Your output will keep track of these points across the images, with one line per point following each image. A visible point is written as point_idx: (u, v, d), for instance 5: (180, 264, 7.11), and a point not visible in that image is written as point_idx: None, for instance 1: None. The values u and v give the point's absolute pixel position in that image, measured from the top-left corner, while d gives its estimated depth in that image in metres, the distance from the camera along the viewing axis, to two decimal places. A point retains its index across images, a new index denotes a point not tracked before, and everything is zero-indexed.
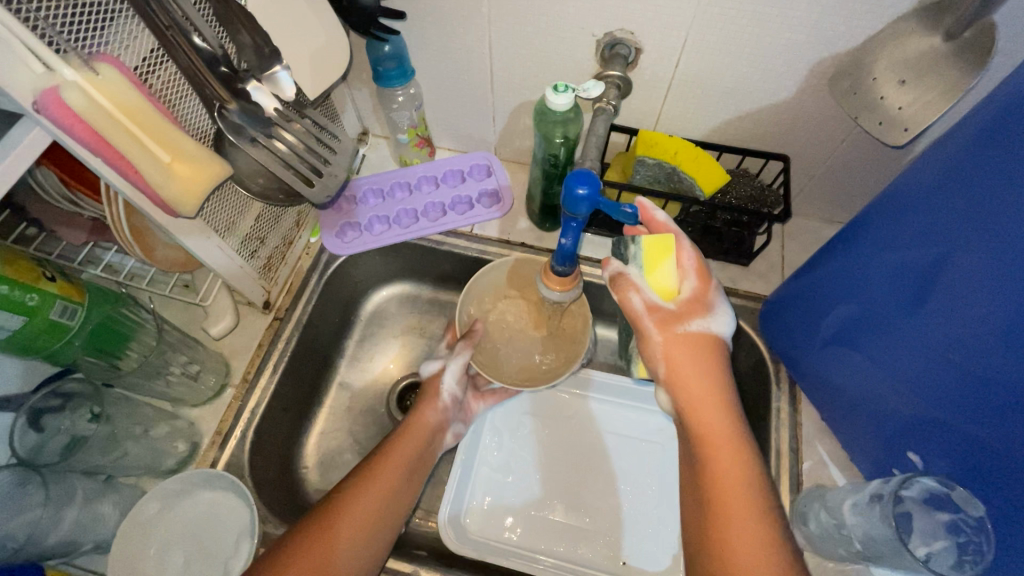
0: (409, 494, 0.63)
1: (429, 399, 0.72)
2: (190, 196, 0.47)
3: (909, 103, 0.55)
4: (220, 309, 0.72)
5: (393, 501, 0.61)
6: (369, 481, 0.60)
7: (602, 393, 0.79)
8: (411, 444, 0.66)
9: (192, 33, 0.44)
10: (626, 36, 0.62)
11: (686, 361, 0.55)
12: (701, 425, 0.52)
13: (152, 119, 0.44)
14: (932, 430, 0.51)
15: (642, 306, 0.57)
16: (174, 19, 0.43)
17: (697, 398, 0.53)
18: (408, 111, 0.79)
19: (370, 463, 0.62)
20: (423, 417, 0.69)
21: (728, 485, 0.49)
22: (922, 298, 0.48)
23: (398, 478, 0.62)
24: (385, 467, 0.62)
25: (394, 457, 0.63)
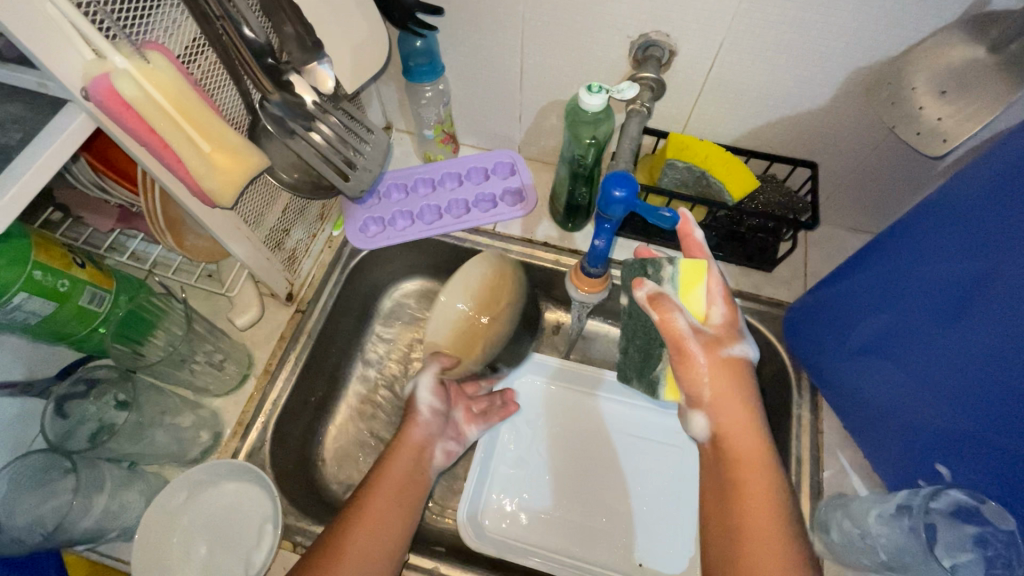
0: (409, 513, 0.61)
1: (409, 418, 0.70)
2: (228, 185, 0.46)
3: (949, 114, 0.54)
4: (246, 300, 0.71)
5: (391, 528, 0.59)
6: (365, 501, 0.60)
7: (619, 394, 0.79)
8: (402, 461, 0.65)
9: (243, 26, 0.43)
10: (661, 38, 0.62)
11: (727, 385, 0.55)
12: (739, 451, 0.52)
13: (199, 110, 0.43)
14: (964, 443, 0.51)
15: (686, 327, 0.56)
16: (225, 11, 0.42)
17: (737, 424, 0.53)
18: (436, 107, 0.79)
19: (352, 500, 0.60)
20: (407, 437, 0.68)
21: (765, 511, 0.48)
22: (961, 312, 0.48)
23: (389, 504, 0.60)
24: (368, 501, 0.60)
25: (381, 485, 0.62)
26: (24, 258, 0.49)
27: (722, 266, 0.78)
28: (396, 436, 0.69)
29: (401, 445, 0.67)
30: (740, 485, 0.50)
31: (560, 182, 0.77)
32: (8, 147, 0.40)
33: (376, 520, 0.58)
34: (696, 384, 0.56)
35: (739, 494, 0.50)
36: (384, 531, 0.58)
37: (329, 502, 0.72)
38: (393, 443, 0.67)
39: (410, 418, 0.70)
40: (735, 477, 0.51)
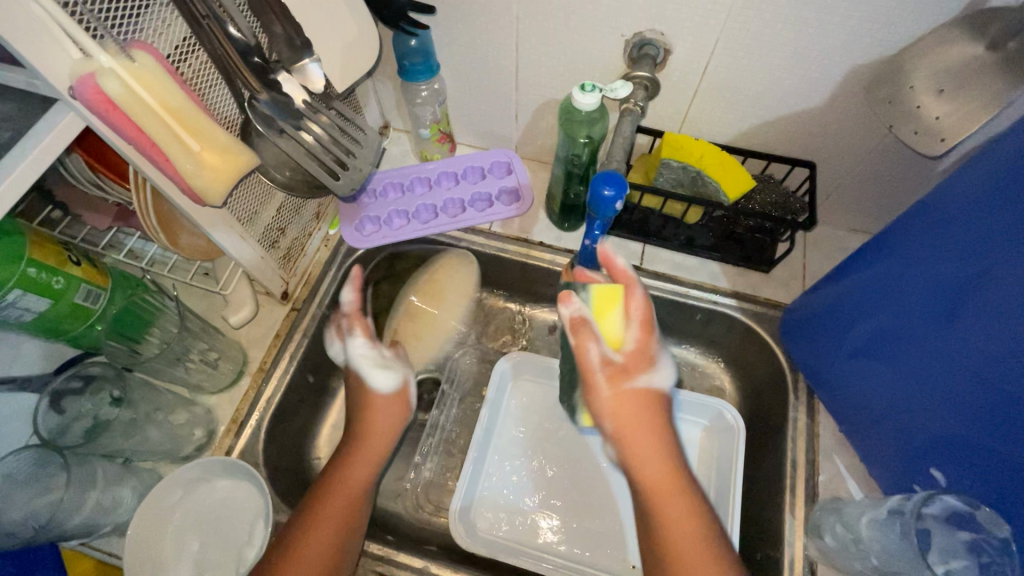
0: (362, 501, 0.63)
1: (379, 414, 0.68)
2: (218, 185, 0.46)
3: (948, 113, 0.54)
4: (241, 298, 0.72)
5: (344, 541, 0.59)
6: (324, 489, 0.62)
7: (533, 372, 0.81)
8: (360, 464, 0.64)
9: (228, 24, 0.43)
10: (656, 37, 0.62)
11: (631, 415, 0.56)
12: (650, 479, 0.54)
13: (185, 108, 0.44)
14: (961, 448, 0.50)
15: (595, 358, 0.56)
16: (211, 9, 0.42)
17: (646, 446, 0.55)
18: (432, 106, 0.78)
19: (315, 490, 0.62)
20: (374, 427, 0.67)
21: (683, 535, 0.51)
22: (956, 313, 0.47)
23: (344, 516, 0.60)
24: (328, 488, 0.61)
25: (335, 498, 0.61)
26: (20, 255, 0.50)
27: (719, 266, 0.77)
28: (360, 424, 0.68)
29: (363, 436, 0.66)
30: (660, 497, 0.53)
31: (556, 182, 0.76)
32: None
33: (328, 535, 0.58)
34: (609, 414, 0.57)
35: (659, 518, 0.53)
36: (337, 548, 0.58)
37: None
38: (347, 442, 0.66)
39: (370, 415, 0.68)
40: (651, 505, 0.54)
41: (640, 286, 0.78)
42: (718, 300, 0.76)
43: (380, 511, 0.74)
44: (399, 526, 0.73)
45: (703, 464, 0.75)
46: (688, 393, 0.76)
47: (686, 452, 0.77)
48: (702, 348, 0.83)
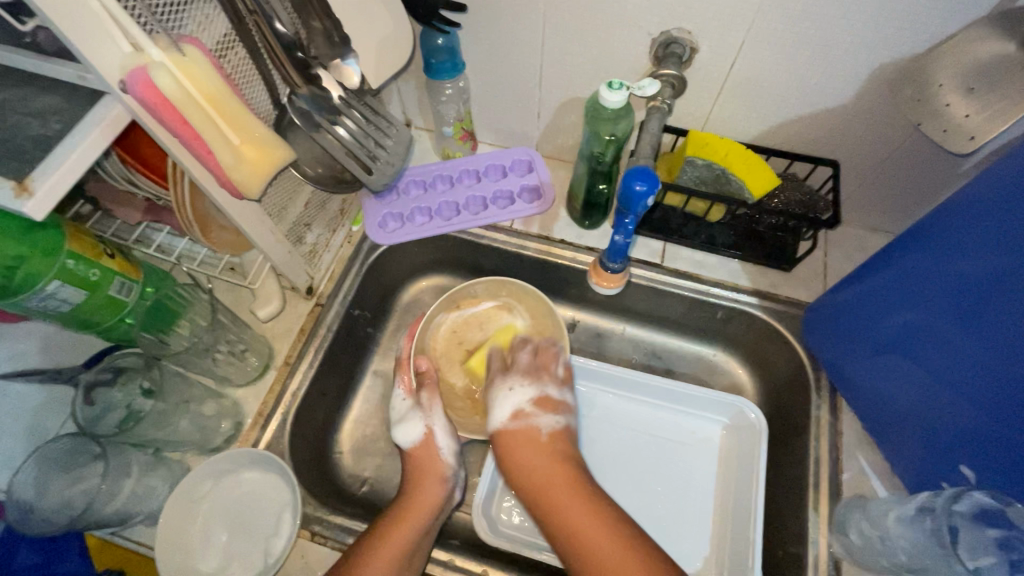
0: (419, 556, 0.62)
1: (427, 480, 0.68)
2: (257, 178, 0.47)
3: (977, 111, 0.54)
4: (268, 293, 0.73)
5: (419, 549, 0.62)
6: (388, 531, 0.61)
7: (587, 377, 0.81)
8: (429, 490, 0.67)
9: (274, 20, 0.44)
10: (683, 35, 0.62)
11: (509, 445, 0.68)
12: (536, 485, 0.64)
13: (227, 103, 0.44)
14: (989, 443, 0.50)
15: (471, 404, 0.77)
16: (257, 5, 0.44)
17: (525, 462, 0.66)
18: (456, 104, 0.80)
19: (373, 535, 0.61)
20: (423, 498, 0.66)
21: (574, 516, 0.60)
22: (985, 308, 0.47)
23: (413, 534, 0.62)
24: (391, 532, 0.61)
25: (405, 522, 0.63)
26: (58, 247, 0.51)
27: (740, 264, 0.78)
28: (406, 497, 0.66)
29: (427, 470, 0.69)
30: (561, 512, 0.61)
31: (578, 181, 0.77)
32: (48, 137, 0.41)
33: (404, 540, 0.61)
34: (523, 483, 0.65)
35: (559, 517, 0.61)
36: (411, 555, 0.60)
37: (345, 494, 0.73)
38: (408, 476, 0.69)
39: (420, 484, 0.68)
40: (547, 512, 0.62)
41: (661, 284, 0.78)
42: (739, 298, 0.76)
43: None
44: None
45: (723, 462, 0.76)
46: (709, 392, 0.76)
47: (706, 450, 0.77)
48: (722, 347, 0.83)
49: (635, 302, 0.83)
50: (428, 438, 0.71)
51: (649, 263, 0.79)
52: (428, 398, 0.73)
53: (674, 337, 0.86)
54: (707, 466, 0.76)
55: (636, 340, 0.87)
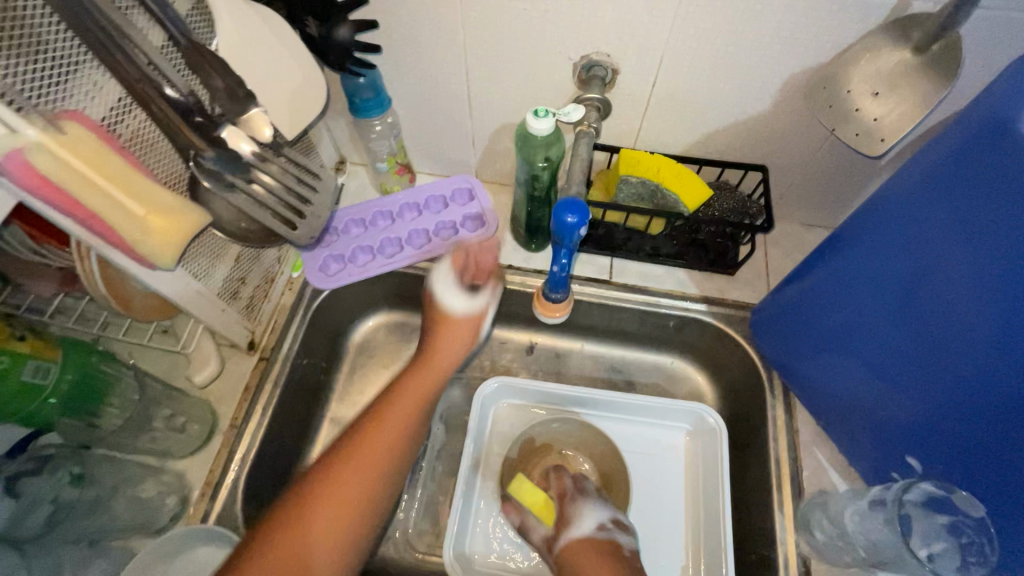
0: (392, 479, 0.62)
1: (440, 307, 0.71)
2: (167, 248, 0.45)
3: (885, 114, 0.55)
4: (205, 355, 0.68)
5: (388, 464, 0.61)
6: (376, 425, 0.63)
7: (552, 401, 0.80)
8: (450, 348, 0.70)
9: (164, 85, 0.43)
10: (602, 58, 0.63)
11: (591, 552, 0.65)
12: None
13: (126, 174, 0.42)
14: (927, 436, 0.52)
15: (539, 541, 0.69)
16: (144, 72, 0.42)
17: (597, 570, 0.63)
18: (387, 139, 0.78)
19: (340, 447, 0.61)
20: (445, 324, 0.71)
21: None
22: (904, 303, 0.50)
23: (393, 443, 0.63)
24: (377, 428, 0.63)
25: (387, 425, 0.63)
26: None
27: (685, 273, 0.79)
28: (424, 347, 0.71)
29: (450, 329, 0.71)
30: None
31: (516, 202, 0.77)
32: None
33: (376, 458, 0.61)
34: None
35: None
36: (373, 467, 0.60)
37: None
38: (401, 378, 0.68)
39: (438, 330, 0.71)
40: None
41: (612, 301, 0.79)
42: (688, 306, 0.78)
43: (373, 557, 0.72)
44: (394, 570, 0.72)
45: (691, 469, 0.76)
46: (670, 401, 0.76)
47: (672, 459, 0.77)
48: (678, 354, 0.84)
49: (589, 319, 0.83)
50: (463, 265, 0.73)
51: (597, 281, 0.79)
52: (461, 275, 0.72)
53: (630, 350, 0.86)
54: (676, 476, 0.76)
55: (594, 356, 0.86)
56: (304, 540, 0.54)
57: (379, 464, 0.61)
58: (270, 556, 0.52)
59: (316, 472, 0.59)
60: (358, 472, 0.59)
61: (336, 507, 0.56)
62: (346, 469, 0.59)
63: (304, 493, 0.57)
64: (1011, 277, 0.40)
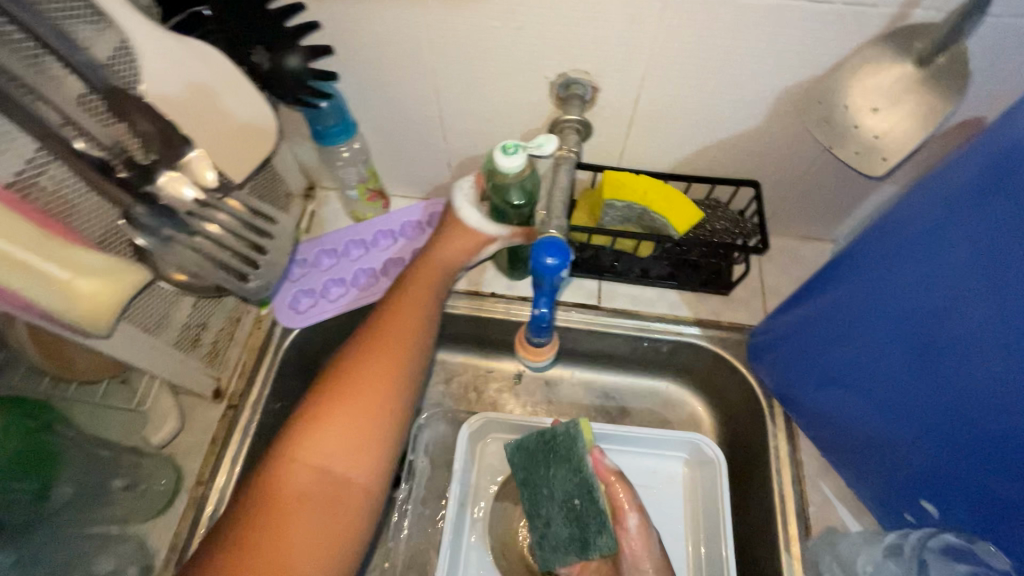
0: (407, 388, 0.59)
1: (453, 231, 0.67)
2: (101, 314, 0.40)
3: (886, 131, 0.50)
4: (164, 411, 0.63)
5: (408, 355, 0.60)
6: (380, 330, 0.61)
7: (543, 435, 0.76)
8: (450, 249, 0.67)
9: (74, 139, 0.40)
10: (581, 76, 0.58)
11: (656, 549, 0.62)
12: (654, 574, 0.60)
13: (42, 240, 0.37)
14: (944, 483, 0.48)
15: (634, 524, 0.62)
16: (48, 127, 0.38)
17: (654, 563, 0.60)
18: (355, 167, 0.73)
19: (348, 354, 0.59)
20: (437, 257, 0.67)
21: None
22: (919, 345, 0.45)
23: (407, 327, 0.62)
24: (377, 350, 0.59)
25: (386, 339, 0.60)
26: None
27: (678, 294, 0.75)
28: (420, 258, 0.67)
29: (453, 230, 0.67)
30: None
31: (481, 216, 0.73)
32: None
33: (396, 348, 0.60)
34: None
35: None
36: (405, 352, 0.60)
37: None
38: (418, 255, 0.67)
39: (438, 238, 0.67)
40: None
41: (602, 327, 0.75)
42: (682, 330, 0.74)
43: None
44: None
45: (691, 502, 0.72)
46: (666, 431, 0.72)
47: (671, 491, 0.73)
48: (673, 378, 0.80)
49: (579, 345, 0.79)
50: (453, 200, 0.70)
51: (586, 306, 0.75)
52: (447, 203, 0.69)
53: (624, 375, 0.82)
54: (677, 511, 0.72)
55: (586, 383, 0.82)
56: (329, 448, 0.54)
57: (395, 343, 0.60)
58: (308, 462, 0.53)
59: (337, 360, 0.59)
60: (380, 351, 0.59)
61: (362, 414, 0.56)
62: (365, 358, 0.59)
63: (336, 377, 0.57)
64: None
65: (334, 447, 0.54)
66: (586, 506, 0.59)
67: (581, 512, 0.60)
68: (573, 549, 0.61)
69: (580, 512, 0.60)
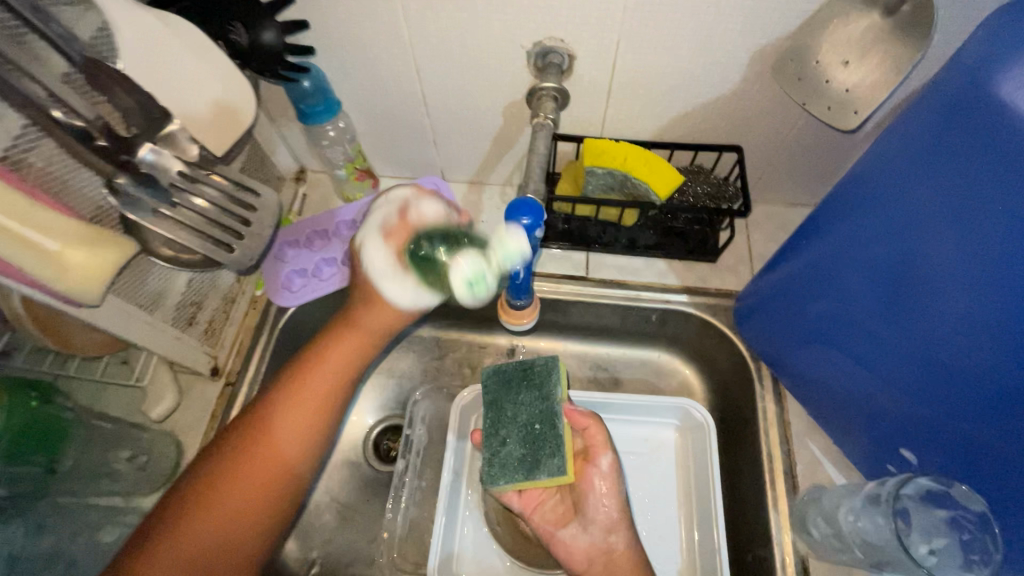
0: (305, 469, 0.55)
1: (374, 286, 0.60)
2: (91, 283, 0.42)
3: (856, 83, 0.53)
4: (161, 387, 0.63)
5: (318, 436, 0.56)
6: (295, 397, 0.56)
7: None
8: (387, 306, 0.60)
9: (54, 108, 0.40)
10: (556, 44, 0.59)
11: (616, 490, 0.61)
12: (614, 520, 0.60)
13: (29, 210, 0.39)
14: (922, 429, 0.48)
15: (605, 464, 0.61)
16: (30, 97, 0.39)
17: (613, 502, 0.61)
18: (342, 145, 0.74)
19: (253, 416, 0.55)
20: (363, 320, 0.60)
21: None
22: (895, 295, 0.44)
23: (326, 392, 0.57)
24: (279, 423, 0.54)
25: (295, 408, 0.55)
26: None
27: (665, 263, 0.76)
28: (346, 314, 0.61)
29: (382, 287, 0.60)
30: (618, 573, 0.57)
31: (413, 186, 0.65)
32: None
33: (315, 418, 0.56)
34: (595, 541, 0.59)
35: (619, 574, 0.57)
36: (321, 430, 0.56)
37: None
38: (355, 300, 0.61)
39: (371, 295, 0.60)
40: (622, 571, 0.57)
41: (590, 298, 0.76)
42: (669, 298, 0.75)
43: None
44: None
45: (682, 466, 0.73)
46: (655, 398, 0.73)
47: (663, 457, 0.74)
48: (664, 348, 0.81)
49: (569, 317, 0.80)
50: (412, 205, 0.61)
51: (574, 277, 0.76)
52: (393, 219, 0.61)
53: (616, 346, 0.83)
54: (668, 475, 0.73)
55: (578, 355, 0.83)
56: (223, 526, 0.50)
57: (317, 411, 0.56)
58: (194, 536, 0.48)
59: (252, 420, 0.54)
60: (297, 418, 0.55)
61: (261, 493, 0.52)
62: (282, 428, 0.54)
63: (244, 443, 0.53)
64: (1016, 256, 0.35)
65: (224, 527, 0.50)
66: (547, 430, 0.61)
67: (540, 436, 0.60)
68: (520, 471, 0.59)
69: (539, 436, 0.61)
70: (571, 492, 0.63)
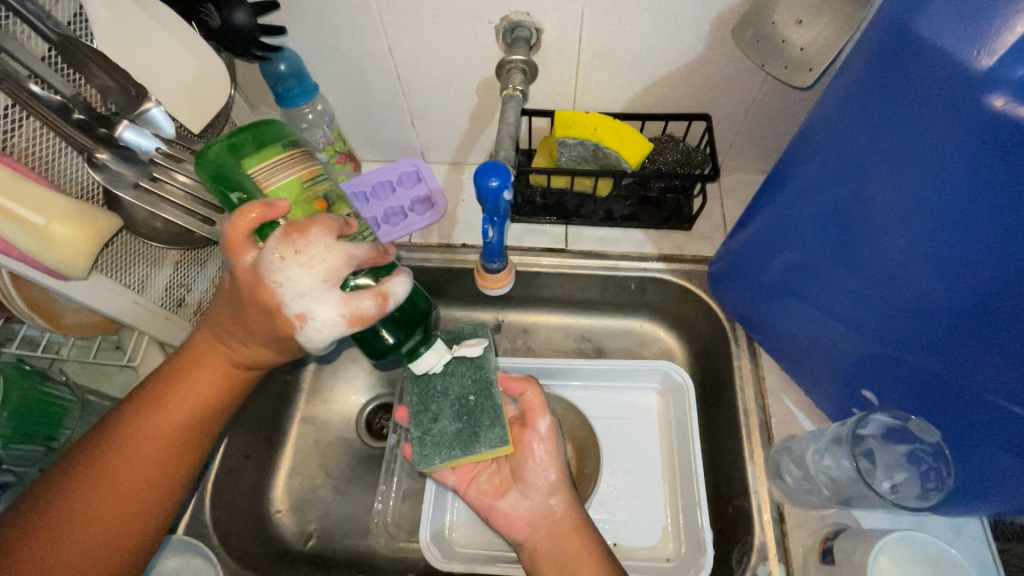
0: (160, 499, 0.53)
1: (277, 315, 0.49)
2: (77, 255, 0.45)
3: (810, 42, 0.54)
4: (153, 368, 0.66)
5: (167, 471, 0.53)
6: (126, 433, 0.52)
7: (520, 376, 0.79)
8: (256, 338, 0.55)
9: (30, 83, 0.42)
10: (522, 18, 0.61)
11: (553, 456, 0.61)
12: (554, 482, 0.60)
13: (19, 186, 0.42)
14: (879, 364, 0.51)
15: (542, 428, 0.62)
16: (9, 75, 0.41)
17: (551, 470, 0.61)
18: (320, 128, 0.74)
19: (118, 440, 0.52)
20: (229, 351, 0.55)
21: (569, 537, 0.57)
22: (845, 237, 0.46)
23: (178, 428, 0.54)
24: (114, 456, 0.51)
25: (123, 443, 0.52)
26: None
27: (642, 233, 0.78)
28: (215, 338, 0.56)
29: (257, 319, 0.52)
30: (565, 532, 0.57)
31: (308, 173, 0.49)
32: None
33: (141, 460, 0.52)
34: (537, 502, 0.60)
35: (565, 532, 0.57)
36: (154, 470, 0.53)
37: (288, 555, 0.71)
38: (210, 326, 0.56)
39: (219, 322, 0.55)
40: (566, 530, 0.57)
41: (570, 268, 0.78)
42: (647, 266, 0.77)
43: (353, 549, 0.72)
44: (375, 560, 0.72)
45: (665, 427, 0.75)
46: (637, 362, 0.75)
47: (647, 419, 0.76)
48: (646, 317, 0.83)
49: (550, 290, 0.82)
50: (318, 221, 0.47)
51: (554, 250, 0.78)
52: (291, 255, 0.46)
53: (599, 317, 0.85)
54: (652, 436, 0.75)
55: (562, 327, 0.85)
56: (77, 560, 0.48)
57: (170, 447, 0.53)
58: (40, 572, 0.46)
59: (102, 457, 0.51)
60: (162, 443, 0.53)
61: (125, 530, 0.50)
62: (125, 469, 0.51)
63: (92, 482, 0.50)
64: (945, 189, 0.37)
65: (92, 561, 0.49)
66: (483, 402, 0.59)
67: (476, 408, 0.59)
68: (456, 445, 0.57)
69: (474, 408, 0.59)
70: (507, 462, 0.63)
